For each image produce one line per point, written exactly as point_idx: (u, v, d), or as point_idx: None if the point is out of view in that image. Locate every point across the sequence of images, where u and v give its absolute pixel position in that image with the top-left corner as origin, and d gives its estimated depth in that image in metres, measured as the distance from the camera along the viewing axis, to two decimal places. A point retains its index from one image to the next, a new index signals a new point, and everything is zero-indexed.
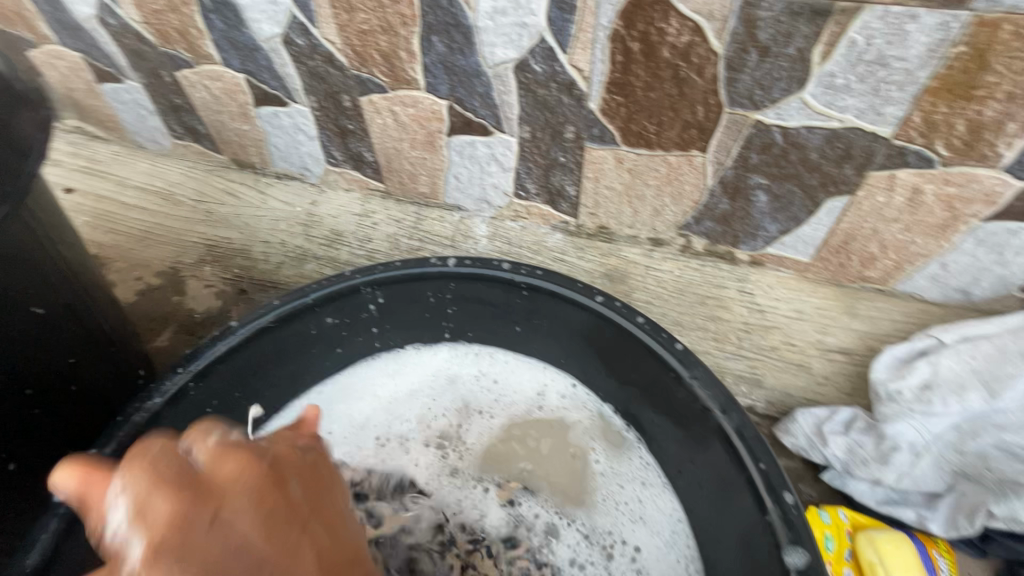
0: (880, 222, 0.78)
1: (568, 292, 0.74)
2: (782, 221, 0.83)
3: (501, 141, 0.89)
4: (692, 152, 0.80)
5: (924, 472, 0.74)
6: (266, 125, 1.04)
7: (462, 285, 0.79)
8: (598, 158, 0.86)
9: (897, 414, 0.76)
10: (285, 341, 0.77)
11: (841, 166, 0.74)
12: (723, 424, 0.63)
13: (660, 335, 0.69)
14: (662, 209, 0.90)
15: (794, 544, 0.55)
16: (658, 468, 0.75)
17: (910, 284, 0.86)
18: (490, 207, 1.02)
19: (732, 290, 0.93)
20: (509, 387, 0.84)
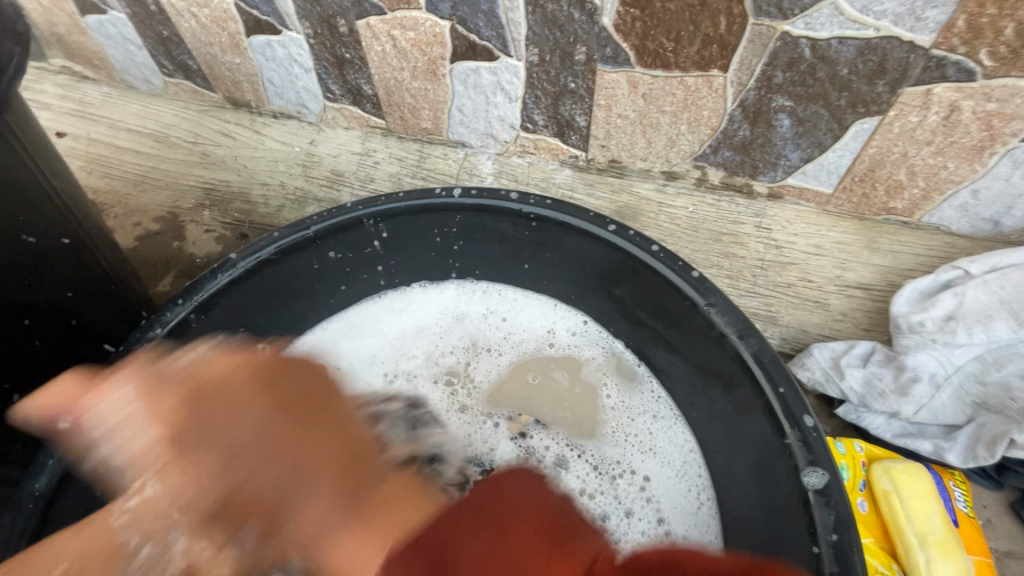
0: (911, 145, 0.74)
1: (579, 221, 0.71)
2: (806, 147, 0.79)
3: (507, 66, 0.84)
4: (712, 71, 0.74)
5: (944, 403, 0.72)
6: (259, 58, 0.99)
7: (468, 217, 0.75)
8: (611, 82, 0.80)
9: (918, 345, 0.73)
10: (286, 275, 0.74)
11: (873, 83, 0.69)
12: (740, 350, 0.61)
13: (676, 263, 0.66)
14: (677, 138, 0.85)
15: (813, 465, 0.55)
16: (670, 402, 0.74)
17: (937, 215, 0.82)
18: (496, 143, 0.98)
19: (748, 226, 0.89)
20: (518, 324, 0.82)
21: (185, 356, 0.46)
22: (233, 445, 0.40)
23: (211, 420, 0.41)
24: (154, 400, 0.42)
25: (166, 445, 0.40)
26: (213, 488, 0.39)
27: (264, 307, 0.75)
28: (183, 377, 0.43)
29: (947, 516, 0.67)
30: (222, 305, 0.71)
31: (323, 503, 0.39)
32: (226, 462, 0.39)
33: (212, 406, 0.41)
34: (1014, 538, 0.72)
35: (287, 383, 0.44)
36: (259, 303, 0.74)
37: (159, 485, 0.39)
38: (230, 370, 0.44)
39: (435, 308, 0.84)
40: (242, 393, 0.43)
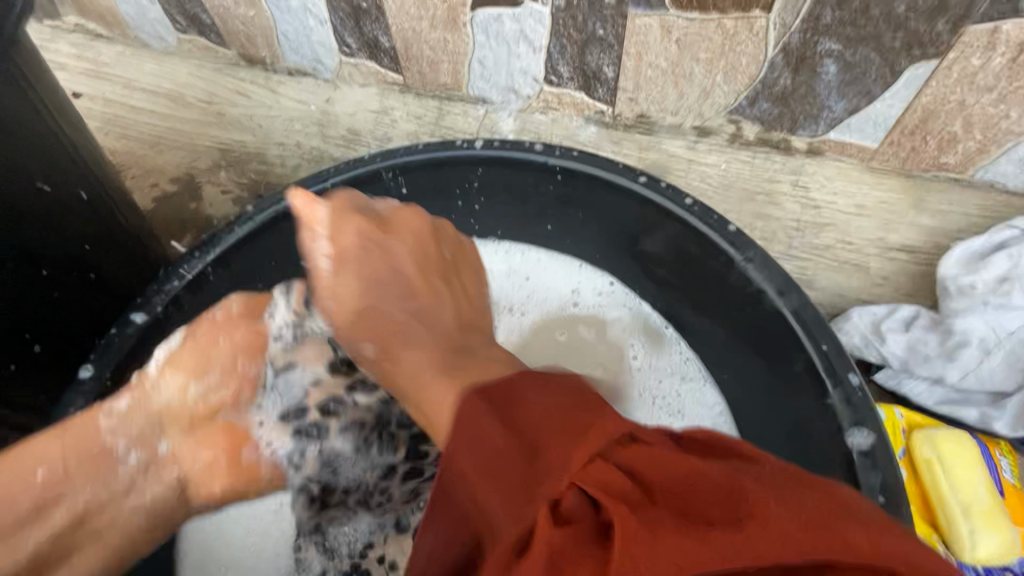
0: (970, 92, 0.68)
1: (607, 172, 0.67)
2: (852, 97, 0.73)
3: (532, 12, 0.79)
4: (753, 13, 0.69)
5: (994, 370, 0.68)
6: (273, 10, 0.96)
7: (491, 171, 0.72)
8: (643, 28, 0.75)
9: (968, 309, 0.68)
10: (302, 230, 0.72)
11: (932, 21, 0.63)
12: (780, 307, 0.57)
13: (711, 217, 0.62)
14: (711, 89, 0.80)
15: (857, 426, 0.52)
16: (700, 363, 0.71)
17: (992, 171, 0.76)
18: (518, 98, 0.94)
19: (785, 184, 0.85)
20: (542, 285, 0.79)
21: (355, 230, 0.59)
22: (383, 276, 0.58)
23: (379, 270, 0.58)
24: (346, 248, 0.58)
25: (350, 296, 0.57)
26: (425, 337, 0.52)
27: (279, 261, 0.73)
28: (376, 221, 0.61)
29: (992, 486, 0.64)
30: (238, 260, 0.69)
31: (438, 373, 0.46)
32: (377, 295, 0.57)
33: (377, 254, 0.59)
34: None
35: (441, 243, 0.64)
36: (274, 258, 0.72)
37: (331, 277, 0.58)
38: (409, 226, 0.63)
39: None
40: (400, 237, 0.61)
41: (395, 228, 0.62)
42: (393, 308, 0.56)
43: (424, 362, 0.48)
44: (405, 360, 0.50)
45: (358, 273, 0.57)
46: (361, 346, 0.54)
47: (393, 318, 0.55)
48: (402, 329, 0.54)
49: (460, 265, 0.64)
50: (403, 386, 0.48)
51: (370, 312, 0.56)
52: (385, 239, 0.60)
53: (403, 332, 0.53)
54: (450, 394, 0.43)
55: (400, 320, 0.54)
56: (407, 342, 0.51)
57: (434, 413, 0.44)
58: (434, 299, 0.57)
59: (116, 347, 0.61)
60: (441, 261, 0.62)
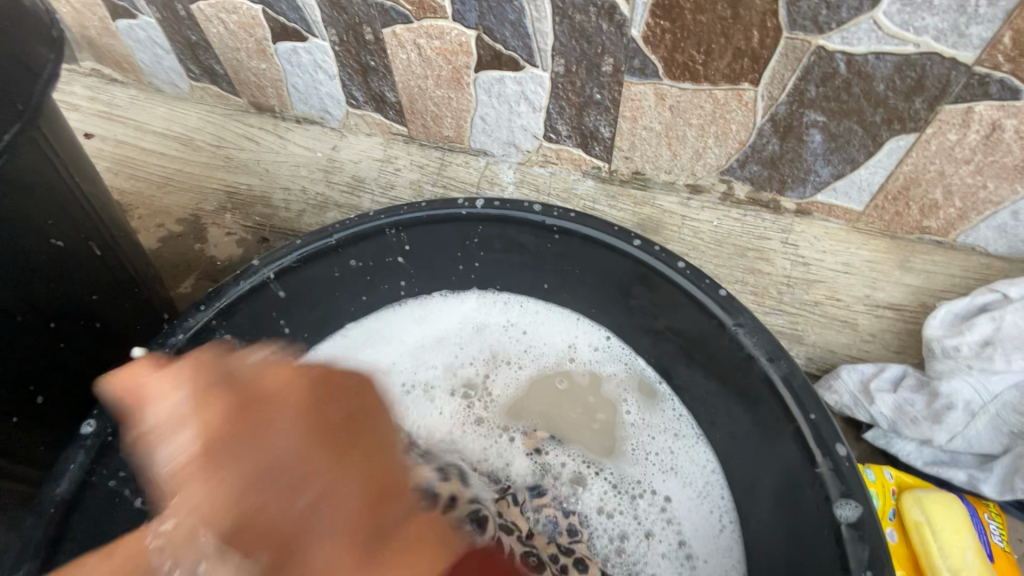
0: (948, 164, 0.71)
1: (603, 234, 0.70)
2: (837, 163, 0.77)
3: (532, 77, 0.83)
4: (742, 85, 0.73)
5: (980, 432, 0.69)
6: (284, 64, 1.00)
7: (491, 228, 0.75)
8: (638, 94, 0.79)
9: (952, 371, 0.70)
10: (308, 282, 0.75)
11: (911, 100, 0.67)
12: (770, 373, 0.59)
13: (702, 281, 0.64)
14: (704, 151, 0.84)
15: (845, 497, 0.53)
16: (692, 419, 0.72)
17: (973, 236, 0.79)
18: (518, 151, 0.97)
19: (775, 241, 0.87)
20: (539, 338, 0.81)
21: (248, 355, 0.48)
22: (276, 460, 0.40)
23: (325, 411, 0.44)
24: (205, 403, 0.42)
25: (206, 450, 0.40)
26: (348, 514, 0.38)
27: (285, 312, 0.75)
28: (238, 386, 0.44)
29: (981, 550, 0.65)
30: (244, 312, 0.71)
31: (331, 552, 0.36)
32: (275, 479, 0.39)
33: (214, 430, 0.41)
34: None
35: (331, 390, 0.45)
36: (278, 310, 0.74)
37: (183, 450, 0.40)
38: (280, 384, 0.45)
39: (455, 318, 0.83)
40: (277, 384, 0.44)
41: (295, 392, 0.44)
42: (280, 448, 0.41)
43: (335, 482, 0.40)
44: (312, 556, 0.36)
45: (246, 425, 0.41)
46: (241, 555, 0.36)
47: (305, 471, 0.40)
48: (295, 526, 0.37)
49: (370, 406, 0.46)
50: (310, 501, 0.38)
51: (264, 466, 0.40)
52: (210, 398, 0.42)
53: (310, 509, 0.38)
54: (422, 539, 0.38)
55: (239, 449, 0.40)
56: (389, 495, 0.40)
57: (365, 550, 0.36)
58: (347, 428, 0.43)
59: None
60: (327, 416, 0.43)
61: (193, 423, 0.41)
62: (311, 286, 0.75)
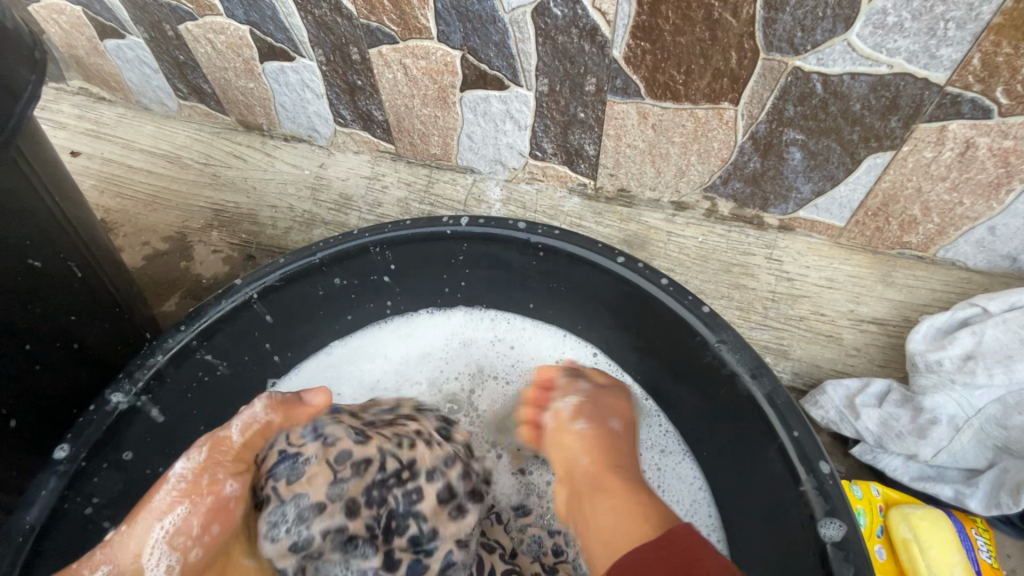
0: (925, 180, 0.73)
1: (587, 251, 0.70)
2: (817, 180, 0.78)
3: (517, 96, 0.84)
4: (723, 104, 0.74)
5: (964, 446, 0.69)
6: (271, 83, 1.01)
7: (476, 246, 0.75)
8: (621, 113, 0.80)
9: (935, 385, 0.71)
10: (291, 300, 0.74)
11: (886, 119, 0.68)
12: (753, 390, 0.59)
13: (685, 298, 0.64)
14: (687, 169, 0.85)
15: (829, 516, 0.51)
16: (678, 434, 0.72)
17: (952, 250, 0.80)
18: (504, 169, 0.98)
19: (759, 257, 0.88)
20: (526, 354, 0.81)
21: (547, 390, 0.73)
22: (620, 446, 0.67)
23: (615, 442, 0.67)
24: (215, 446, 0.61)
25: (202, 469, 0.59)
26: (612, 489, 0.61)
27: (266, 330, 0.74)
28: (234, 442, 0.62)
29: (968, 566, 0.64)
30: (225, 332, 0.70)
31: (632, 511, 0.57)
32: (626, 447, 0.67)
33: (556, 439, 0.69)
34: None
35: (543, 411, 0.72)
36: (259, 328, 0.73)
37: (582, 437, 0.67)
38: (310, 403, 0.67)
39: (442, 335, 0.83)
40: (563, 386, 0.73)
41: (585, 407, 0.70)
42: (579, 457, 0.66)
43: (585, 491, 0.62)
44: (597, 516, 0.59)
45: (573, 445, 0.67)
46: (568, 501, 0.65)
47: (569, 458, 0.67)
48: (582, 476, 0.64)
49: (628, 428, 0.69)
50: (601, 487, 0.61)
51: (569, 474, 0.65)
52: (610, 406, 0.70)
53: (598, 485, 0.62)
54: (633, 511, 0.57)
55: (567, 452, 0.67)
56: (593, 493, 0.61)
57: (609, 521, 0.57)
58: (605, 442, 0.66)
59: (97, 422, 0.60)
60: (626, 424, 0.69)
61: (577, 453, 0.66)
62: (294, 305, 0.75)
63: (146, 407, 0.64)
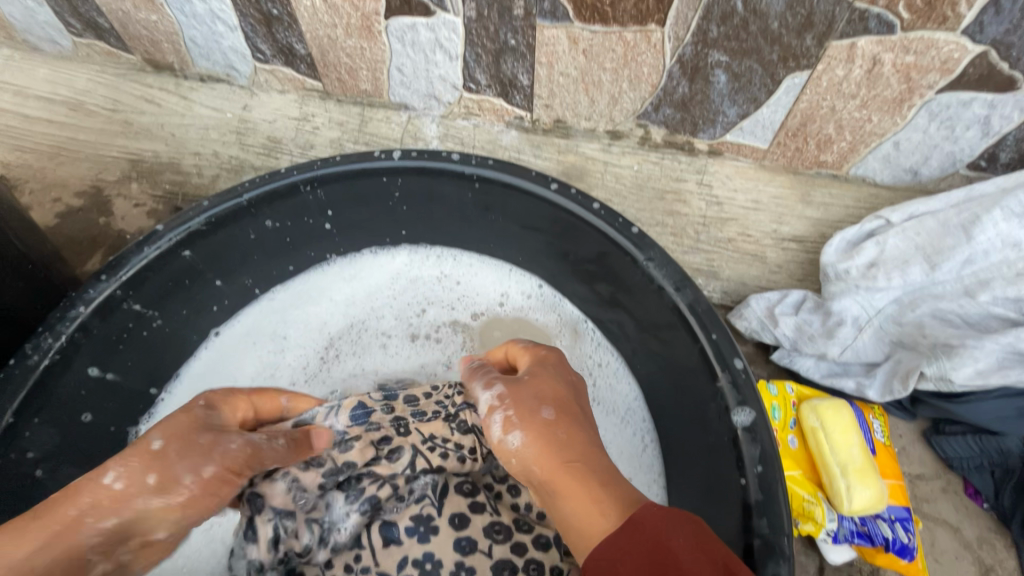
0: (838, 99, 0.76)
1: (522, 178, 0.70)
2: (742, 103, 0.80)
3: (444, 23, 0.81)
4: (650, 26, 0.74)
5: (866, 343, 0.76)
6: (177, 15, 0.92)
7: (410, 180, 0.73)
8: (552, 39, 0.79)
9: (843, 291, 0.77)
10: (219, 245, 0.71)
11: (802, 37, 0.70)
12: (677, 302, 0.62)
13: (615, 221, 0.66)
14: (619, 96, 0.85)
15: (740, 404, 0.55)
16: (611, 348, 0.76)
17: (863, 167, 0.85)
18: (439, 104, 0.96)
19: (690, 182, 0.92)
20: (472, 289, 0.82)
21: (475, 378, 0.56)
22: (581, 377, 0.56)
23: (573, 408, 0.52)
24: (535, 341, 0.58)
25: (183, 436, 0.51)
26: (584, 459, 0.47)
27: (197, 279, 0.72)
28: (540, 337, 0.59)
29: (865, 447, 0.72)
30: (153, 280, 0.67)
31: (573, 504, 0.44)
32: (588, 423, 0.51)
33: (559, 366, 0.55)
34: (924, 462, 0.78)
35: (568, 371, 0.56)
36: (192, 277, 0.71)
37: (550, 427, 0.49)
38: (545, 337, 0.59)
39: (386, 274, 0.83)
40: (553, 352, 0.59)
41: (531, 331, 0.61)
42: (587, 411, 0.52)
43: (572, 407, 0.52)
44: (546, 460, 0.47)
45: (575, 394, 0.53)
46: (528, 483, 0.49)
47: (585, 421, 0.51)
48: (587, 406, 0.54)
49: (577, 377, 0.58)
50: (552, 490, 0.46)
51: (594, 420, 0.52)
52: (539, 393, 0.51)
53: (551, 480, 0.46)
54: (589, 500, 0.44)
55: (560, 391, 0.52)
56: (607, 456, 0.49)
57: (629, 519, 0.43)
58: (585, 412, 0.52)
59: (19, 376, 0.58)
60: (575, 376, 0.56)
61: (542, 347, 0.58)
62: (226, 250, 0.72)
63: (96, 376, 0.66)
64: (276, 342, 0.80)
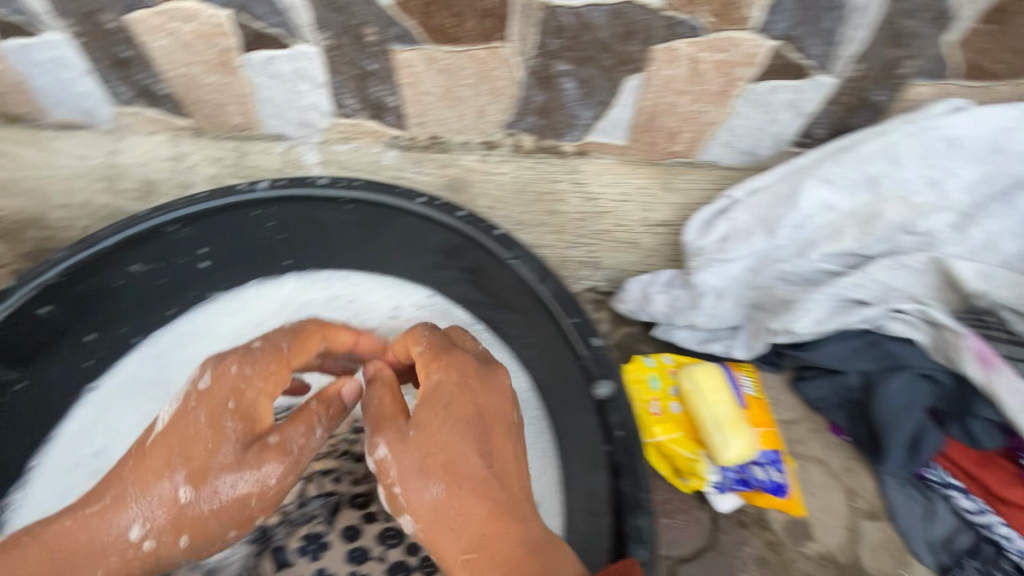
0: (672, 95, 0.85)
1: (389, 195, 0.74)
2: (593, 106, 0.88)
3: (302, 53, 0.84)
4: (495, 43, 0.80)
5: (727, 309, 0.85)
6: (20, 65, 0.88)
7: (283, 208, 0.76)
8: (408, 61, 0.83)
9: (701, 265, 0.85)
10: (83, 298, 0.71)
11: (628, 44, 0.78)
12: (540, 292, 0.67)
13: (480, 225, 0.71)
14: (483, 109, 0.90)
15: (603, 377, 0.63)
16: (502, 344, 0.77)
17: (709, 153, 0.95)
18: (315, 131, 0.97)
19: (564, 183, 0.98)
20: (363, 305, 0.83)
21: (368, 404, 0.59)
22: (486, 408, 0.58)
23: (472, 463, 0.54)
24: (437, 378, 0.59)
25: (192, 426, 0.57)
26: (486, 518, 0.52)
27: (64, 334, 0.71)
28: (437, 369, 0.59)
29: (735, 402, 0.80)
30: (9, 341, 0.67)
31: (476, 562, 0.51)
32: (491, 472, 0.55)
33: (460, 406, 0.57)
34: (793, 408, 0.86)
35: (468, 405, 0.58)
36: (60, 334, 0.71)
37: (440, 500, 0.53)
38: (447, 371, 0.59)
39: (273, 304, 0.83)
40: (443, 372, 0.59)
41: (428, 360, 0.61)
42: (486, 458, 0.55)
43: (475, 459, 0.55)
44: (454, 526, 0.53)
45: (472, 443, 0.55)
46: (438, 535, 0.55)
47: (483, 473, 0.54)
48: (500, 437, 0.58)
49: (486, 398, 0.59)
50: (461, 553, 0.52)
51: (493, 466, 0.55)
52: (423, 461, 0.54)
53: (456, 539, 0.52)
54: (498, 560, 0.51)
55: (449, 441, 0.55)
56: (518, 516, 0.53)
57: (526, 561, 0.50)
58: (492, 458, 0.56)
59: None
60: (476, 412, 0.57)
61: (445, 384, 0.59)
62: (93, 301, 0.72)
63: None
64: (159, 388, 0.76)
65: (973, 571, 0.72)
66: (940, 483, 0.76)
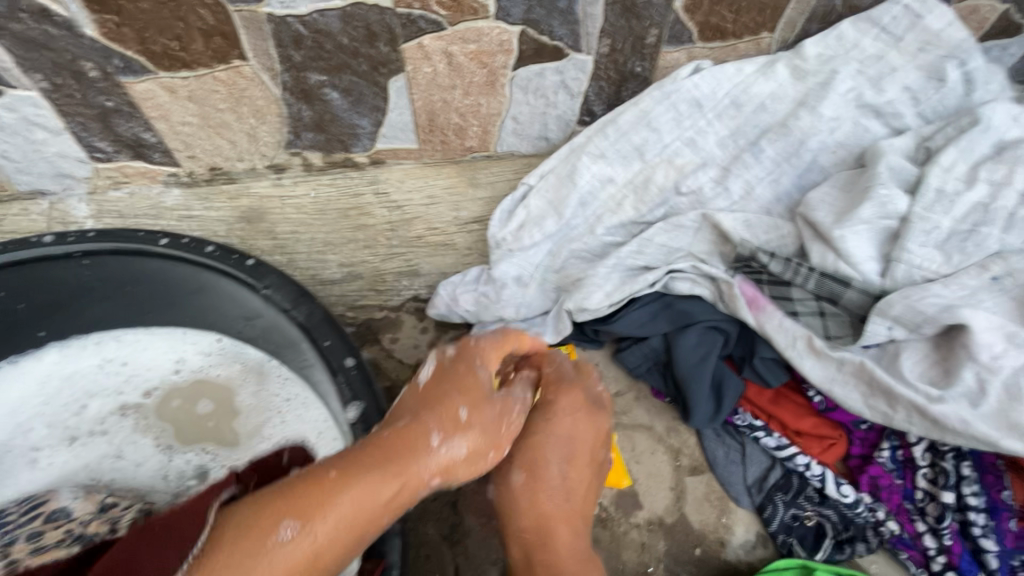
0: (443, 92, 0.83)
1: (129, 241, 0.68)
2: (368, 113, 0.85)
3: (21, 99, 0.75)
4: (234, 62, 0.74)
5: (533, 295, 0.84)
6: None
7: (8, 276, 0.67)
8: (147, 92, 0.76)
9: (500, 257, 0.85)
10: None
11: (375, 45, 0.75)
12: (295, 319, 0.63)
13: (229, 257, 0.66)
14: (255, 132, 0.85)
15: (351, 400, 0.58)
16: (293, 380, 0.73)
17: (505, 144, 0.94)
18: (77, 181, 0.88)
19: (368, 195, 0.95)
20: (142, 365, 0.76)
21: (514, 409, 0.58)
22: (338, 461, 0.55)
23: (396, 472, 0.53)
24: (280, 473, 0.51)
25: None
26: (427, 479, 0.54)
27: None
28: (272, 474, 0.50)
29: None
30: None
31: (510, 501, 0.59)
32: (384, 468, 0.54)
33: (574, 428, 0.61)
34: (618, 380, 0.87)
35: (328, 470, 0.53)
36: None
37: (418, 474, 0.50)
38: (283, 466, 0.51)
39: (33, 381, 0.74)
40: (554, 398, 0.62)
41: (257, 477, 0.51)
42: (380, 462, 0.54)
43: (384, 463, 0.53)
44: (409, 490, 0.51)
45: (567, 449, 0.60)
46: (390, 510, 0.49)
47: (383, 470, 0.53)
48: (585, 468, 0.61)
49: None
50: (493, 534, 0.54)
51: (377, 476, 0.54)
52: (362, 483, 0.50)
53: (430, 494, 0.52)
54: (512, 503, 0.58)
55: (546, 444, 0.60)
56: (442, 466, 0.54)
57: (570, 563, 0.57)
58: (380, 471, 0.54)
59: None
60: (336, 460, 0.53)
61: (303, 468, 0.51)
62: None
63: None
64: None
65: (782, 505, 0.75)
66: (747, 426, 0.79)
